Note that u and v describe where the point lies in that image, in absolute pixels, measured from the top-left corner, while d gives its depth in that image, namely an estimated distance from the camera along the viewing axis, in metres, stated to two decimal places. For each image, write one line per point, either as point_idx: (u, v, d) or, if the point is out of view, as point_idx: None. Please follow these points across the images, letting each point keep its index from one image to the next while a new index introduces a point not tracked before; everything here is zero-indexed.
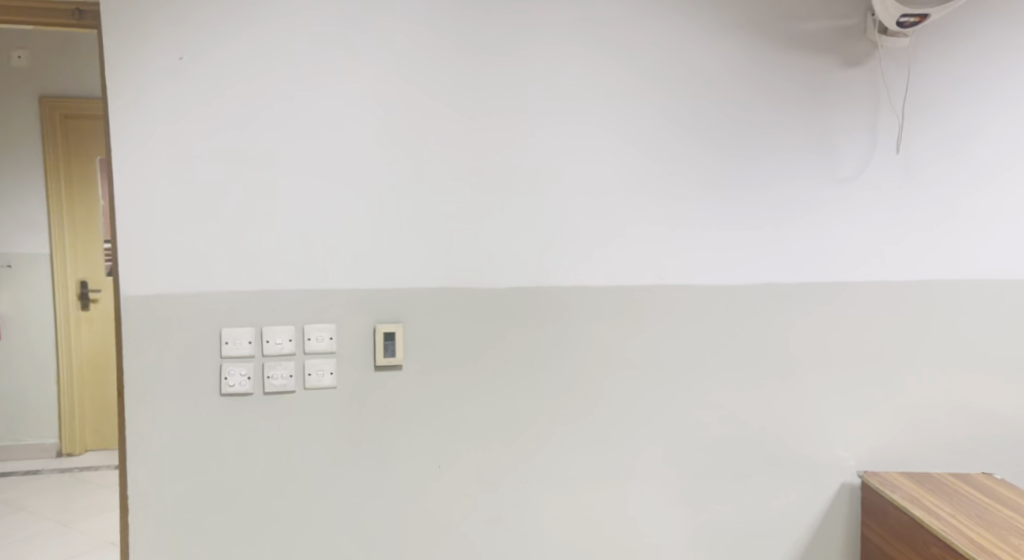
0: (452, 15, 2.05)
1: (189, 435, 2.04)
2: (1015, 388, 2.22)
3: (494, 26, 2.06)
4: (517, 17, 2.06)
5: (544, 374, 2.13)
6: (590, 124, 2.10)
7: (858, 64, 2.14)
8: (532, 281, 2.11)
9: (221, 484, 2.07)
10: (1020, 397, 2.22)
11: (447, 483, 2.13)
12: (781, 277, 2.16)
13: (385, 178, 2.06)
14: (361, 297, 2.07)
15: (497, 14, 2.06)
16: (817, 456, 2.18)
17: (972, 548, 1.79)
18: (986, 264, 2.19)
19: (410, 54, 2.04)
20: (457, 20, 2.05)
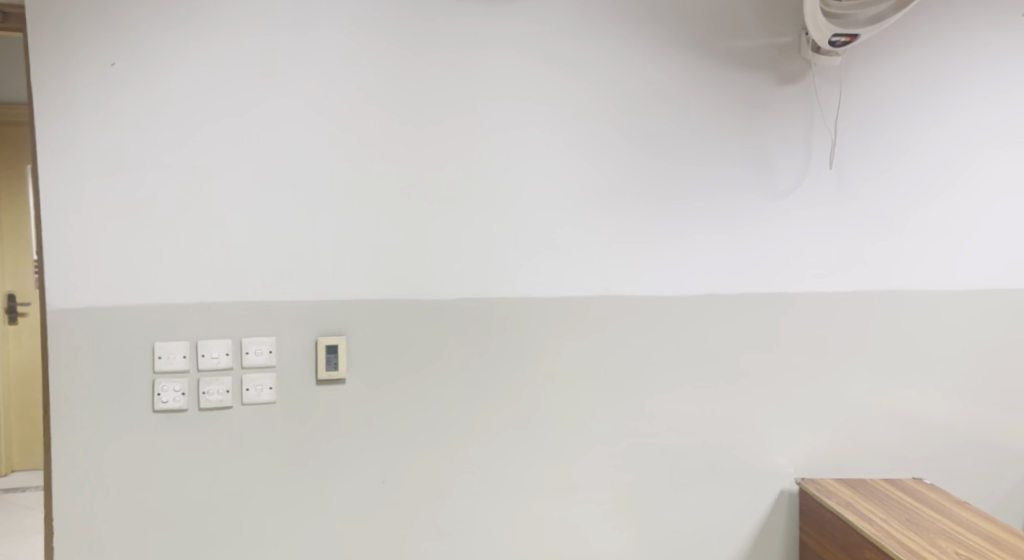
0: (396, 26, 2.04)
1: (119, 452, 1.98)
2: (944, 396, 2.30)
3: (437, 38, 2.06)
4: (461, 28, 2.07)
5: (488, 386, 2.12)
6: (534, 136, 2.11)
7: (792, 81, 2.21)
8: (477, 293, 2.11)
9: (154, 504, 2.00)
10: (948, 404, 2.30)
11: (391, 498, 2.10)
12: (722, 289, 2.20)
13: (327, 188, 2.03)
14: (302, 309, 2.03)
15: (440, 26, 2.06)
16: (757, 464, 2.23)
17: (900, 550, 1.86)
18: (915, 276, 2.27)
19: (352, 64, 2.03)
20: (400, 30, 2.04)
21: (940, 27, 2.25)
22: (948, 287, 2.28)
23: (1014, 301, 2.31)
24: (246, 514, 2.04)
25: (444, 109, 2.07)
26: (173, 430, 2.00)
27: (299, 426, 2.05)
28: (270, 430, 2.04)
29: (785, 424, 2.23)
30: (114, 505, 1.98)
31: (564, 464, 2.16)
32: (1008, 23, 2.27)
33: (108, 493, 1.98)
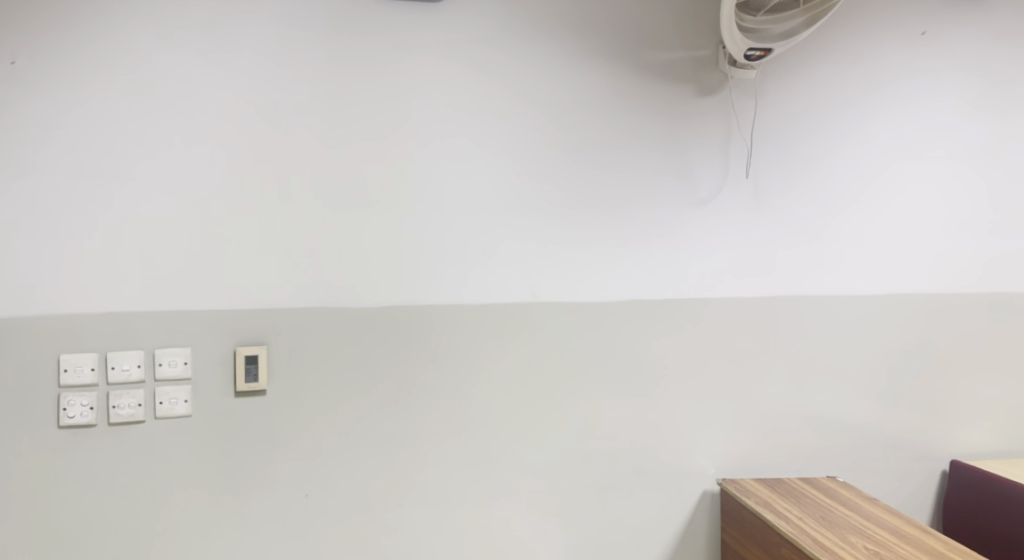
0: (315, 35, 2.05)
1: (25, 465, 1.95)
2: (861, 396, 2.36)
3: (363, 43, 2.08)
4: (387, 33, 2.09)
5: (412, 393, 2.11)
6: (455, 145, 2.13)
7: (711, 93, 2.27)
8: (398, 301, 2.10)
9: (61, 519, 1.97)
10: (865, 404, 2.36)
11: (313, 509, 2.07)
12: (641, 295, 2.24)
13: (244, 198, 2.03)
14: (218, 319, 2.01)
15: (364, 32, 2.08)
16: (678, 465, 2.26)
17: (815, 548, 1.91)
18: (830, 282, 2.34)
19: (269, 74, 2.03)
20: (321, 37, 2.05)
21: (849, 45, 2.35)
22: (860, 292, 2.36)
23: (923, 306, 2.39)
24: (159, 528, 2.01)
25: (363, 118, 2.08)
26: (81, 443, 1.97)
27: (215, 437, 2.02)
28: (185, 442, 2.01)
29: (705, 425, 2.27)
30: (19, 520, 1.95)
31: (486, 470, 2.15)
32: (911, 41, 2.37)
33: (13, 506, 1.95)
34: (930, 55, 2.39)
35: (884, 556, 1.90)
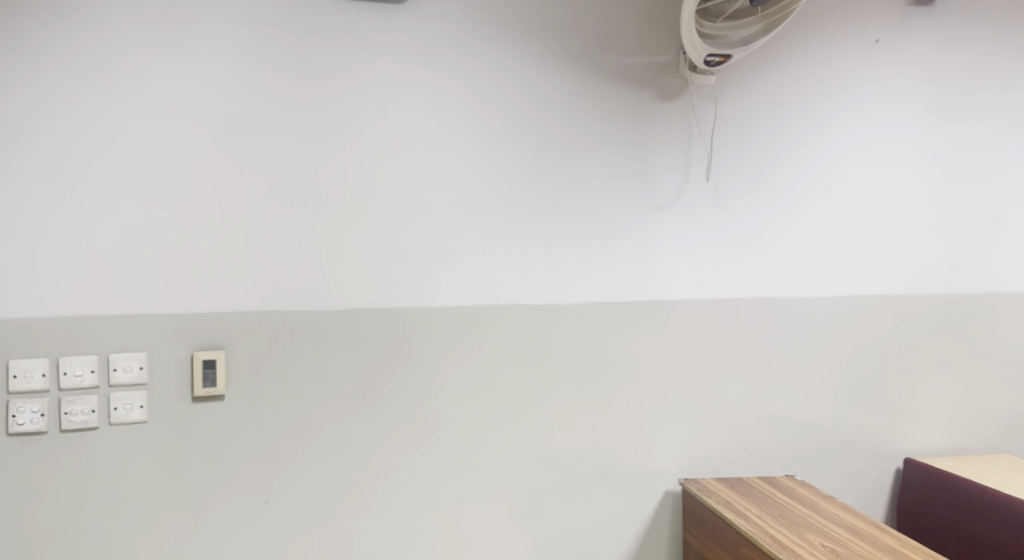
0: (290, 45, 1.89)
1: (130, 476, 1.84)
2: (1009, 379, 2.28)
3: (336, 50, 1.91)
4: (347, 38, 1.91)
5: (534, 380, 2.02)
6: (752, 136, 2.11)
7: (814, 58, 2.13)
8: (787, 294, 2.14)
9: (488, 503, 2.00)
10: (1010, 387, 2.28)
11: (505, 501, 2.01)
12: (1011, 286, 2.28)
13: (662, 192, 2.07)
14: (600, 306, 2.04)
15: (336, 37, 1.91)
16: (962, 449, 2.25)
17: (774, 547, 1.68)
18: (1000, 276, 2.27)
19: (264, 77, 1.88)
20: (330, 47, 1.91)
21: (804, 49, 2.12)
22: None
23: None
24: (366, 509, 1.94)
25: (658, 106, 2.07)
26: (442, 432, 1.98)
27: (611, 423, 2.05)
28: (197, 435, 1.86)
29: (984, 408, 2.26)
30: (435, 506, 1.97)
31: (786, 458, 2.14)
32: (863, 48, 2.15)
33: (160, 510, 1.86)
34: (937, 36, 2.20)
35: (840, 555, 1.66)
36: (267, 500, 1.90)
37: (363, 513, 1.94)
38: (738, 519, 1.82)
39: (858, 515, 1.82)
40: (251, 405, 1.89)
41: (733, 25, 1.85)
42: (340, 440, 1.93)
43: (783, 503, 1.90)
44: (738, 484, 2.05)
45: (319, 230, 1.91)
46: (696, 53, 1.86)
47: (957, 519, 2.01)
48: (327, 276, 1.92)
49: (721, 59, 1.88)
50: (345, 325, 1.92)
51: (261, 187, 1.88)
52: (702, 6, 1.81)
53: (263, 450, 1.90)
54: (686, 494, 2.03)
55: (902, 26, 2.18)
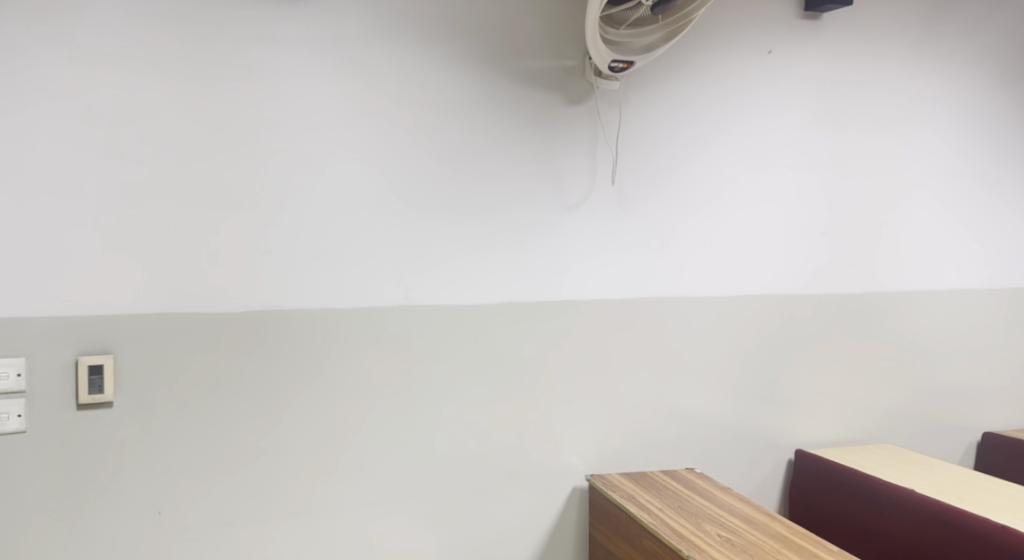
0: (190, 36, 1.82)
1: (9, 489, 1.73)
2: (889, 377, 2.44)
3: (238, 44, 1.85)
4: (251, 32, 1.86)
5: (442, 384, 2.01)
6: (657, 141, 2.18)
7: (712, 71, 2.21)
8: (691, 293, 2.22)
9: (397, 506, 1.98)
10: (890, 383, 2.44)
11: (416, 506, 2.00)
12: (893, 285, 2.44)
13: (570, 194, 2.11)
14: (509, 307, 2.06)
15: (239, 30, 1.85)
16: (851, 438, 2.40)
17: (674, 538, 1.73)
18: (884, 279, 2.43)
19: (158, 68, 1.80)
20: (231, 39, 1.84)
21: (698, 52, 2.19)
22: (986, 287, 2.56)
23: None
24: (267, 516, 1.89)
25: (564, 110, 2.10)
26: (348, 436, 1.95)
27: (519, 423, 2.08)
28: (81, 445, 1.77)
29: (870, 400, 2.42)
30: (343, 510, 1.95)
31: (689, 452, 2.22)
32: (755, 58, 2.25)
33: (46, 523, 1.76)
34: (826, 48, 2.33)
35: (735, 543, 1.72)
36: (160, 511, 1.82)
37: (266, 521, 1.89)
38: (640, 512, 1.87)
39: (754, 506, 1.90)
40: (146, 411, 1.81)
41: (634, 33, 1.90)
42: (240, 445, 1.87)
43: (684, 496, 1.97)
44: (642, 479, 2.10)
45: (219, 229, 1.85)
46: (601, 58, 1.91)
47: (842, 504, 2.14)
48: (228, 277, 1.86)
49: (625, 65, 1.93)
50: (244, 327, 1.87)
51: (156, 185, 1.81)
52: (606, 13, 1.85)
53: (156, 459, 1.82)
54: (593, 490, 2.07)
55: (792, 38, 2.29)
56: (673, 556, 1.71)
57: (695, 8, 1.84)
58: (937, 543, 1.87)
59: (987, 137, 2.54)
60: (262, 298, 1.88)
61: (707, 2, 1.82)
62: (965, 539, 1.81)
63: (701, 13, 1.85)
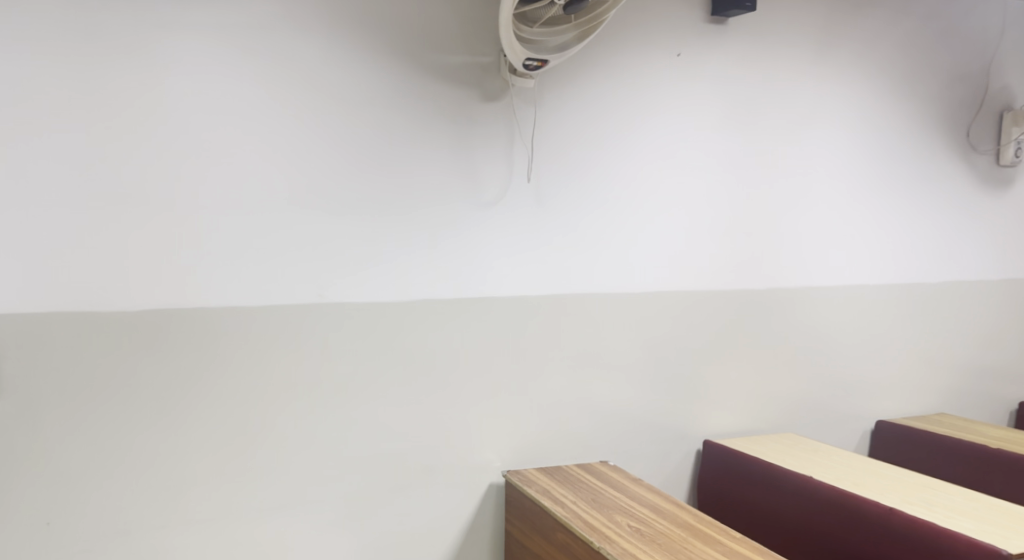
0: (80, 18, 1.72)
1: None
2: (792, 369, 2.55)
3: (134, 30, 1.76)
4: (149, 18, 1.77)
5: (355, 383, 1.98)
6: (572, 140, 2.21)
7: (624, 72, 2.25)
8: (605, 290, 2.26)
9: (310, 509, 1.94)
10: (793, 375, 2.55)
11: (328, 507, 1.96)
12: (795, 282, 2.55)
13: (487, 191, 2.11)
14: (424, 304, 2.05)
15: (135, 16, 1.76)
16: (757, 429, 2.50)
17: (585, 530, 1.75)
18: (787, 276, 2.53)
19: (44, 53, 1.69)
20: (126, 24, 1.75)
21: (611, 52, 2.23)
22: (882, 283, 2.71)
23: (931, 295, 2.80)
24: (169, 522, 1.82)
25: (480, 106, 2.10)
26: (255, 438, 1.89)
27: (435, 421, 2.07)
28: None
29: (775, 391, 2.53)
30: (252, 515, 1.89)
31: (603, 445, 2.27)
32: (665, 60, 2.31)
33: None
34: (733, 52, 2.41)
35: (644, 533, 1.76)
36: (50, 522, 1.73)
37: (168, 528, 1.82)
38: (554, 506, 1.89)
39: (662, 497, 1.95)
40: (33, 417, 1.71)
41: (548, 32, 1.91)
42: (138, 450, 1.79)
43: (597, 489, 2.01)
44: (557, 473, 2.13)
45: (115, 225, 1.76)
46: (515, 56, 1.91)
47: (746, 493, 2.22)
48: (126, 275, 1.77)
49: (539, 63, 1.94)
50: (142, 327, 1.79)
51: (44, 177, 1.70)
52: (519, 11, 1.85)
53: (45, 466, 1.72)
54: (509, 485, 2.09)
55: (700, 42, 2.36)
56: (584, 547, 1.73)
57: (606, 9, 1.87)
58: (831, 527, 1.96)
59: (881, 140, 2.67)
60: (162, 296, 1.81)
61: (619, 3, 1.86)
62: (853, 525, 1.90)
63: (613, 14, 1.88)
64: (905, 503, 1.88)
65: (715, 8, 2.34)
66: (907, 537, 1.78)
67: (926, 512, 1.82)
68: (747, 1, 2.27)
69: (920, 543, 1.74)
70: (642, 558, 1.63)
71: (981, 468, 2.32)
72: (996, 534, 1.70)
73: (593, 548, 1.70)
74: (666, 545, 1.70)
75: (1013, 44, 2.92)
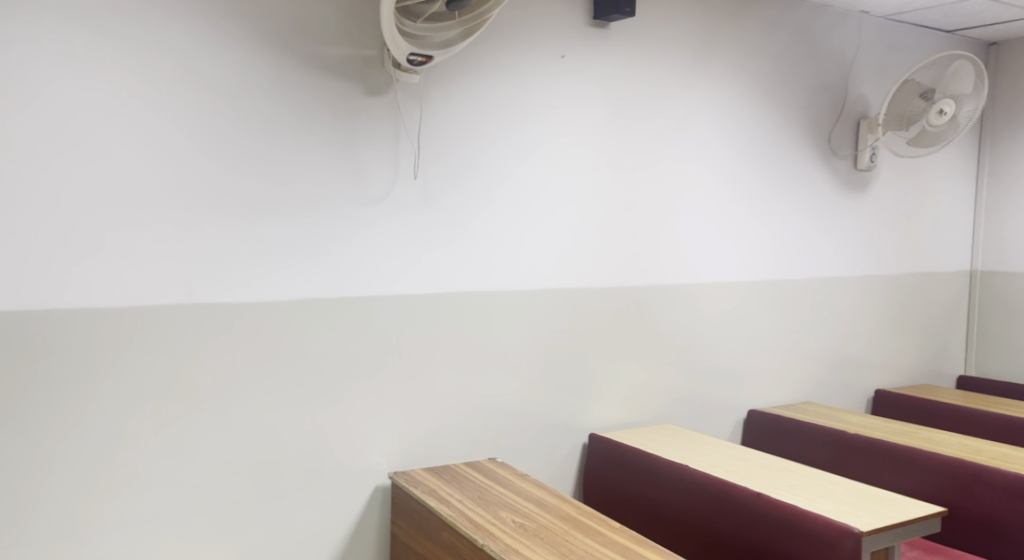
0: None
1: None
2: (672, 364, 2.65)
3: None
4: None
5: (230, 387, 1.89)
6: (459, 137, 2.19)
7: (509, 71, 2.26)
8: (494, 288, 2.27)
9: (182, 521, 1.84)
10: (673, 369, 2.65)
11: (202, 518, 1.86)
12: (676, 278, 2.65)
13: (372, 188, 2.07)
14: (305, 304, 1.98)
15: None
16: (639, 420, 2.58)
17: (470, 528, 1.75)
18: (667, 274, 2.62)
19: None
20: None
21: (497, 51, 2.23)
22: (755, 280, 2.85)
23: (800, 290, 2.98)
24: (18, 543, 1.67)
25: (362, 100, 2.05)
26: (119, 448, 1.76)
27: (318, 423, 2.01)
28: None
29: (656, 384, 2.62)
30: (115, 531, 1.77)
31: (490, 442, 2.28)
32: (549, 61, 2.34)
33: None
34: (615, 55, 2.47)
35: (527, 528, 1.77)
36: None
37: (18, 549, 1.67)
38: (440, 506, 1.88)
39: (548, 491, 1.98)
40: None
41: (432, 27, 1.89)
42: None
43: (483, 486, 2.01)
44: (444, 472, 2.11)
45: None
46: (398, 51, 1.88)
47: (629, 484, 2.28)
48: None
49: (423, 59, 1.92)
50: None
51: None
52: (402, 5, 1.81)
53: None
54: (394, 487, 2.05)
55: (583, 44, 2.40)
56: (468, 545, 1.73)
57: (490, 7, 1.86)
58: (706, 514, 2.05)
59: (753, 144, 2.81)
60: (9, 298, 1.65)
61: (502, 3, 1.86)
62: (726, 511, 1.99)
63: (496, 13, 1.88)
64: (771, 488, 1.98)
65: (596, 11, 2.39)
66: (772, 520, 1.88)
67: (791, 496, 1.93)
68: (626, 6, 2.31)
69: (786, 526, 1.84)
70: (524, 552, 1.64)
71: (841, 452, 2.48)
72: (851, 513, 1.81)
73: (476, 546, 1.70)
74: (547, 539, 1.71)
75: (868, 58, 3.14)
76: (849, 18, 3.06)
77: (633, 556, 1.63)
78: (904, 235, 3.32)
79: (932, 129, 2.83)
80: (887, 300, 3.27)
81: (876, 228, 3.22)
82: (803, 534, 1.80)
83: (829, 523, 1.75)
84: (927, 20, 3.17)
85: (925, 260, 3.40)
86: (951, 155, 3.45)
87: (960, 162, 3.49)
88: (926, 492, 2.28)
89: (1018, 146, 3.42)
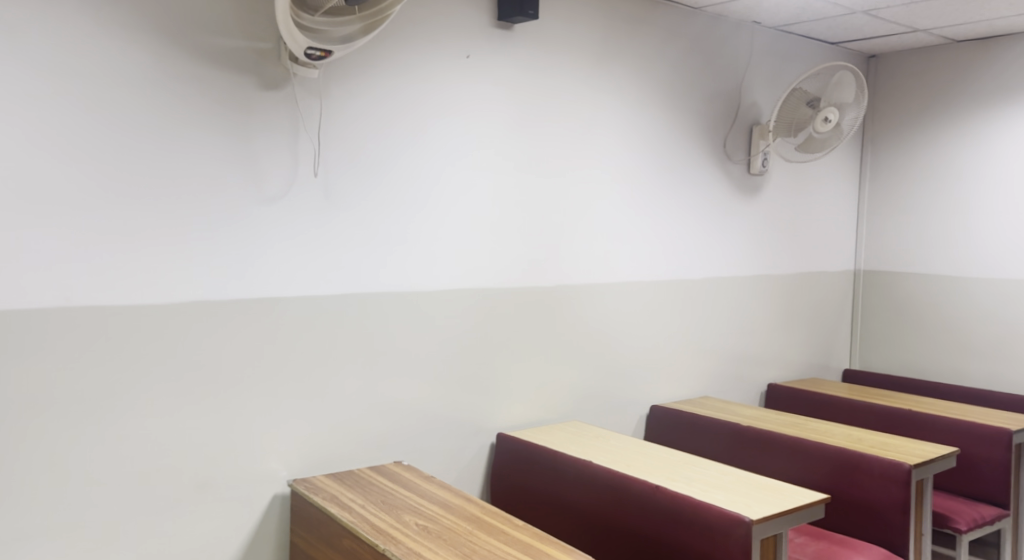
0: None
1: None
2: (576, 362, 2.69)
3: None
4: None
5: (114, 395, 1.78)
6: (361, 135, 2.15)
7: (412, 69, 2.23)
8: (400, 289, 2.24)
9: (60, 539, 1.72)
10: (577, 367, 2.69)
11: (83, 535, 1.75)
12: (580, 278, 2.69)
13: (269, 185, 2.00)
14: (197, 306, 1.89)
15: None
16: (544, 418, 2.61)
17: (371, 533, 1.71)
18: (572, 274, 2.66)
19: None
20: None
21: (399, 49, 2.20)
22: (657, 279, 2.93)
23: (699, 289, 3.09)
24: None
25: (258, 95, 1.98)
26: None
27: (212, 431, 1.92)
28: None
29: (562, 382, 2.65)
30: None
31: (395, 444, 2.25)
32: (454, 60, 2.33)
33: None
34: (518, 56, 2.48)
35: (430, 530, 1.75)
36: None
37: None
38: (341, 511, 1.83)
39: (452, 492, 1.97)
40: None
41: (332, 21, 1.84)
42: None
43: (387, 490, 1.98)
44: (346, 478, 2.07)
45: None
46: (296, 44, 1.82)
47: (535, 482, 2.30)
48: None
49: (322, 53, 1.87)
50: None
51: None
52: None
53: None
54: (294, 494, 1.99)
55: (487, 44, 2.40)
56: (370, 551, 1.69)
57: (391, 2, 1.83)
58: (608, 509, 2.08)
59: (653, 147, 2.90)
60: None
61: None
62: (627, 505, 2.03)
63: (397, 9, 1.86)
64: (668, 480, 2.04)
65: (500, 12, 2.39)
66: (670, 511, 1.93)
67: (687, 487, 1.99)
68: (530, 9, 2.33)
69: (682, 516, 1.90)
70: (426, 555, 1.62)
71: (736, 444, 2.58)
72: (742, 502, 1.88)
73: (378, 551, 1.67)
74: (450, 540, 1.70)
75: (761, 67, 3.28)
76: (744, 28, 3.19)
77: (535, 553, 1.64)
78: (795, 236, 3.49)
79: (819, 136, 2.99)
80: (779, 298, 3.43)
81: (768, 229, 3.37)
82: (698, 524, 1.86)
83: (721, 512, 1.82)
84: (815, 32, 3.34)
85: (814, 259, 3.59)
86: (836, 161, 3.65)
87: (844, 167, 3.70)
88: (814, 479, 2.40)
89: (896, 153, 3.66)
